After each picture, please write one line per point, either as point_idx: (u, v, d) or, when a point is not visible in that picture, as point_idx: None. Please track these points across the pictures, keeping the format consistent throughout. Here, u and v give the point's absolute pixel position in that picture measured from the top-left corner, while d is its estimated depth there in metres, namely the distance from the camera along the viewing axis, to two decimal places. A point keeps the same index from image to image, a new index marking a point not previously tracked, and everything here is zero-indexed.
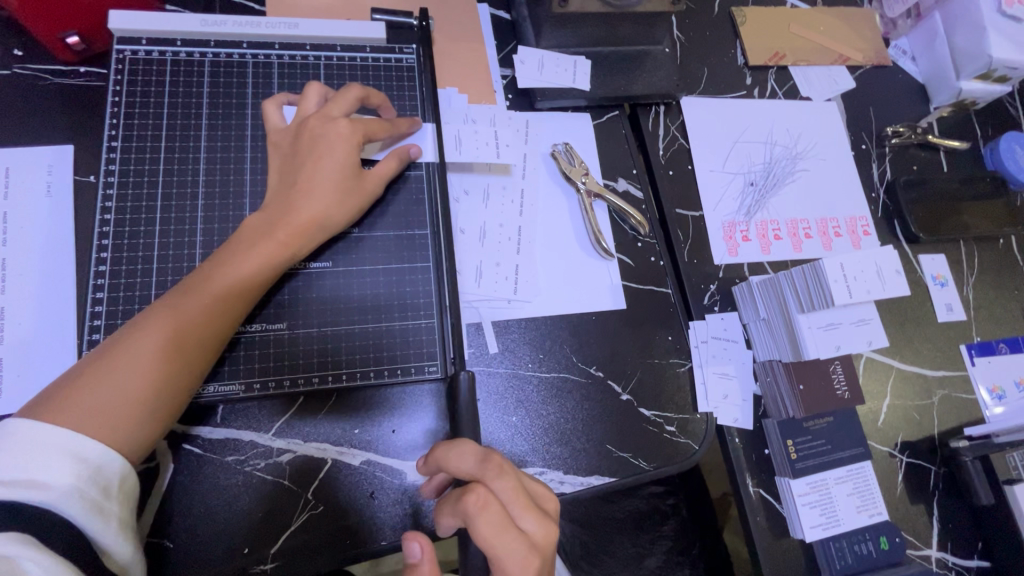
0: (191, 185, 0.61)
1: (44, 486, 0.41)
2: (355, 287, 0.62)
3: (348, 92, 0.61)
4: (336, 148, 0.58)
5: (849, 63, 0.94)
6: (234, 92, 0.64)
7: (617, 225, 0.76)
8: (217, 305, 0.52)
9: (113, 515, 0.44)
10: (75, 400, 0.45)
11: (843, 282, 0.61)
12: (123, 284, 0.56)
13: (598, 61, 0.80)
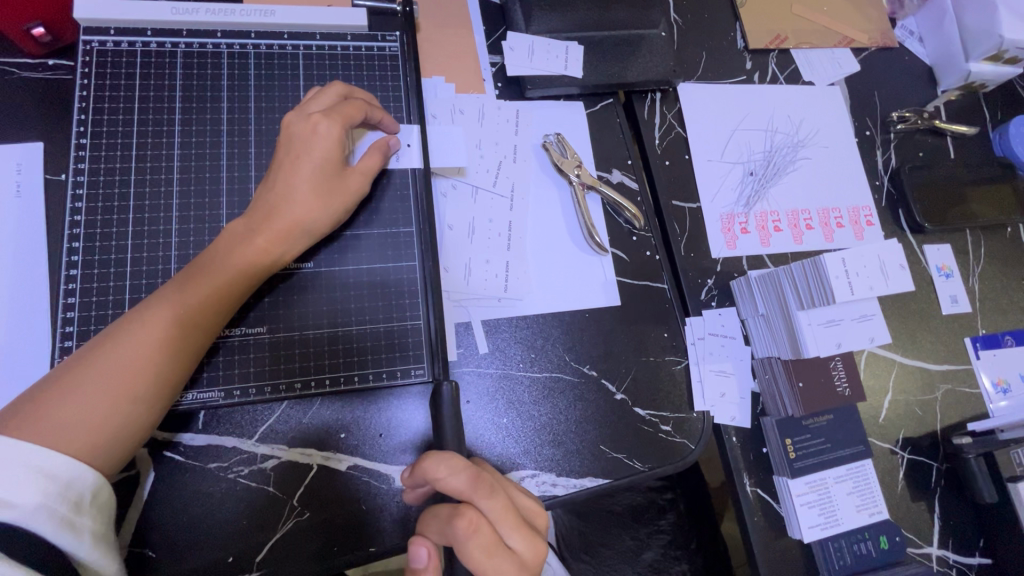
0: (165, 184, 0.58)
1: (8, 505, 0.38)
2: (339, 288, 0.60)
3: (330, 89, 0.59)
4: (313, 146, 0.56)
5: (853, 45, 0.91)
6: (209, 85, 0.61)
7: (611, 218, 0.73)
8: (193, 315, 0.50)
9: (86, 529, 0.42)
10: (41, 418, 0.43)
11: (844, 278, 0.59)
12: (95, 288, 0.54)
13: (591, 47, 0.77)
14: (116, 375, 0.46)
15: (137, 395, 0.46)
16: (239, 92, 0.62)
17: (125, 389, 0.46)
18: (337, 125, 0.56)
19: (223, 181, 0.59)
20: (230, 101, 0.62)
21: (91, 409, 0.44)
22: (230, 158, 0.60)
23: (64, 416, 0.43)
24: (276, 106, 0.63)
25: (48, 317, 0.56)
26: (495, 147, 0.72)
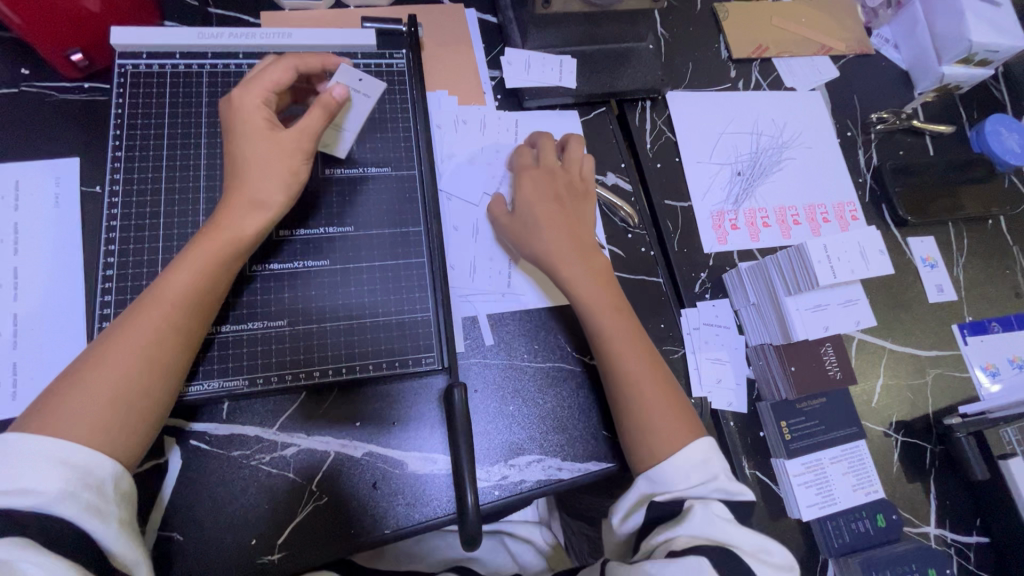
0: (192, 191, 0.63)
1: (36, 493, 0.42)
2: (353, 284, 0.64)
3: (260, 62, 0.62)
4: (248, 112, 0.57)
5: (832, 53, 0.96)
6: (231, 100, 0.67)
7: (606, 217, 0.76)
8: (182, 305, 0.52)
9: (112, 515, 0.45)
10: (53, 413, 0.45)
11: (826, 263, 0.63)
12: (127, 288, 0.59)
13: (583, 60, 0.83)
14: (108, 382, 0.48)
15: (134, 400, 0.48)
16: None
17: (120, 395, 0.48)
18: (283, 67, 0.60)
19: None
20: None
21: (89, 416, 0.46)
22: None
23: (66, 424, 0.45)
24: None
25: (84, 316, 0.61)
26: (497, 153, 0.77)
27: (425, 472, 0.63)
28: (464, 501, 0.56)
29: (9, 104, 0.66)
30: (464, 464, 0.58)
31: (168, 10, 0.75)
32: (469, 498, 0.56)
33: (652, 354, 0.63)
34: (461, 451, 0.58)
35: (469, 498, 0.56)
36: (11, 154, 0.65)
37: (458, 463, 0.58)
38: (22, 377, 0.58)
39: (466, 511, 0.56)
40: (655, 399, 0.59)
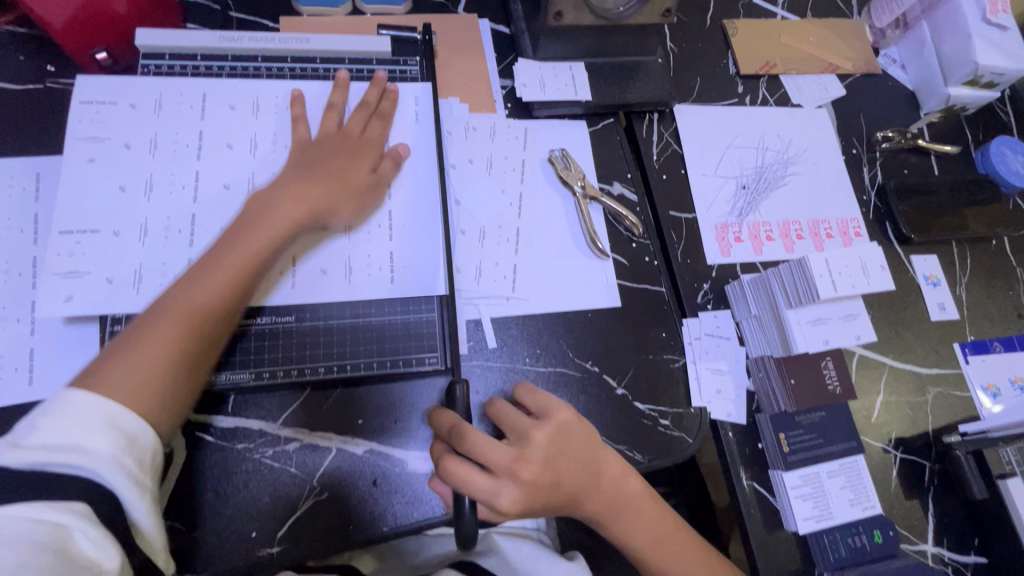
0: (209, 180, 0.64)
1: (87, 454, 0.43)
2: (358, 267, 0.65)
3: (352, 115, 0.68)
4: (340, 173, 0.64)
5: (838, 72, 0.98)
6: (249, 93, 0.69)
7: (612, 226, 0.79)
8: (222, 294, 0.54)
9: (147, 488, 0.46)
10: (116, 368, 0.48)
11: (827, 277, 0.63)
12: (144, 273, 0.60)
13: (593, 70, 0.84)
14: (174, 328, 0.51)
15: (205, 321, 0.53)
16: (275, 100, 0.69)
17: (248, 279, 0.56)
18: (360, 158, 0.66)
19: (258, 177, 0.65)
20: (268, 108, 0.69)
21: (124, 381, 0.48)
22: (266, 155, 0.66)
23: (112, 389, 0.47)
24: (310, 112, 0.70)
25: None
26: (505, 161, 0.78)
27: (425, 471, 0.63)
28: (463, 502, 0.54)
29: (36, 99, 0.69)
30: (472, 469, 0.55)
31: (191, 13, 0.77)
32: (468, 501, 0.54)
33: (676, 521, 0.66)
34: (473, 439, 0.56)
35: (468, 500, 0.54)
36: (33, 148, 0.66)
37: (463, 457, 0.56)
38: (38, 362, 0.60)
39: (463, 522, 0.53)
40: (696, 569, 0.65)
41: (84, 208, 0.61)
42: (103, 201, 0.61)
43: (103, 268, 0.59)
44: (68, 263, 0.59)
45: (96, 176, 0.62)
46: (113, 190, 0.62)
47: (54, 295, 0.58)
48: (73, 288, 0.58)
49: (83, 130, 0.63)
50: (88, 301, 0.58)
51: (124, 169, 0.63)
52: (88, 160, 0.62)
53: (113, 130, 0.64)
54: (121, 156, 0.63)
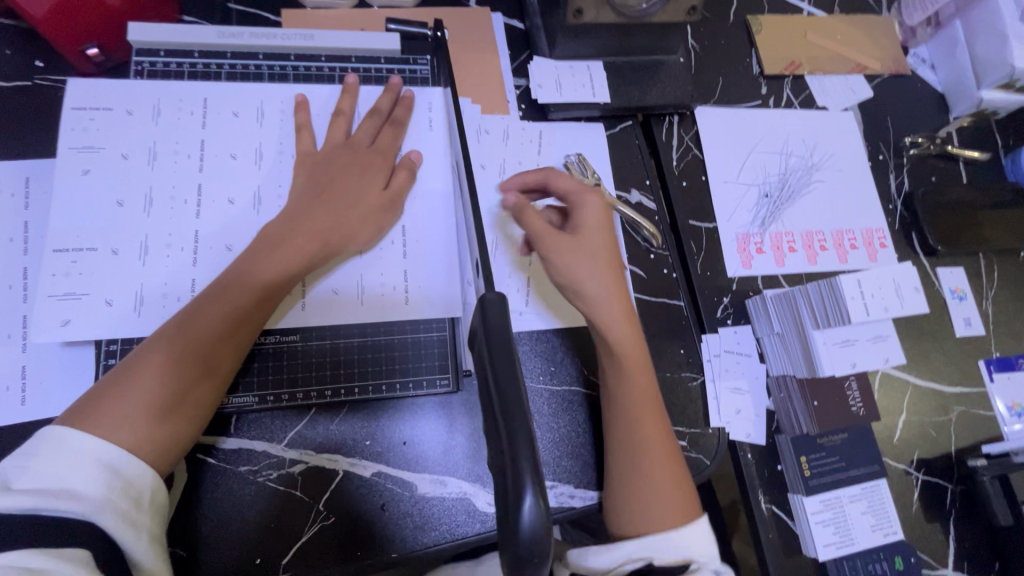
0: (212, 194, 0.61)
1: (79, 497, 0.42)
2: (370, 289, 0.62)
3: (371, 121, 0.65)
4: (359, 188, 0.61)
5: (867, 72, 0.93)
6: (253, 98, 0.65)
7: (629, 236, 0.75)
8: (243, 305, 0.54)
9: (144, 528, 0.45)
10: (133, 381, 0.48)
11: (859, 299, 0.62)
12: (144, 295, 0.57)
13: (612, 70, 0.80)
14: (195, 336, 0.51)
15: (232, 325, 0.53)
16: (280, 106, 0.65)
17: (263, 308, 0.55)
18: (382, 169, 0.63)
19: (263, 191, 0.62)
20: (273, 115, 0.65)
21: (126, 419, 0.47)
22: (273, 169, 0.63)
23: (129, 400, 0.47)
24: (316, 119, 0.66)
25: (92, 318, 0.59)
26: (519, 166, 0.74)
27: (434, 496, 0.61)
28: (517, 505, 0.27)
29: (24, 98, 0.64)
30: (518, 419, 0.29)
31: (188, 4, 0.72)
32: (529, 500, 0.27)
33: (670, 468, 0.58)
34: (521, 419, 0.29)
35: (530, 503, 0.27)
36: (21, 150, 0.62)
37: (487, 384, 0.31)
38: (32, 381, 0.57)
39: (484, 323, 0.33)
40: (661, 471, 0.57)
41: (80, 224, 0.57)
42: (99, 216, 0.58)
43: (102, 289, 0.56)
44: (65, 284, 0.56)
45: (92, 190, 0.58)
46: (111, 206, 0.58)
47: (50, 319, 0.55)
48: (71, 312, 0.55)
49: (77, 140, 0.59)
50: (86, 326, 0.55)
51: (121, 183, 0.59)
52: (83, 172, 0.59)
53: (110, 139, 0.60)
54: (118, 168, 0.59)
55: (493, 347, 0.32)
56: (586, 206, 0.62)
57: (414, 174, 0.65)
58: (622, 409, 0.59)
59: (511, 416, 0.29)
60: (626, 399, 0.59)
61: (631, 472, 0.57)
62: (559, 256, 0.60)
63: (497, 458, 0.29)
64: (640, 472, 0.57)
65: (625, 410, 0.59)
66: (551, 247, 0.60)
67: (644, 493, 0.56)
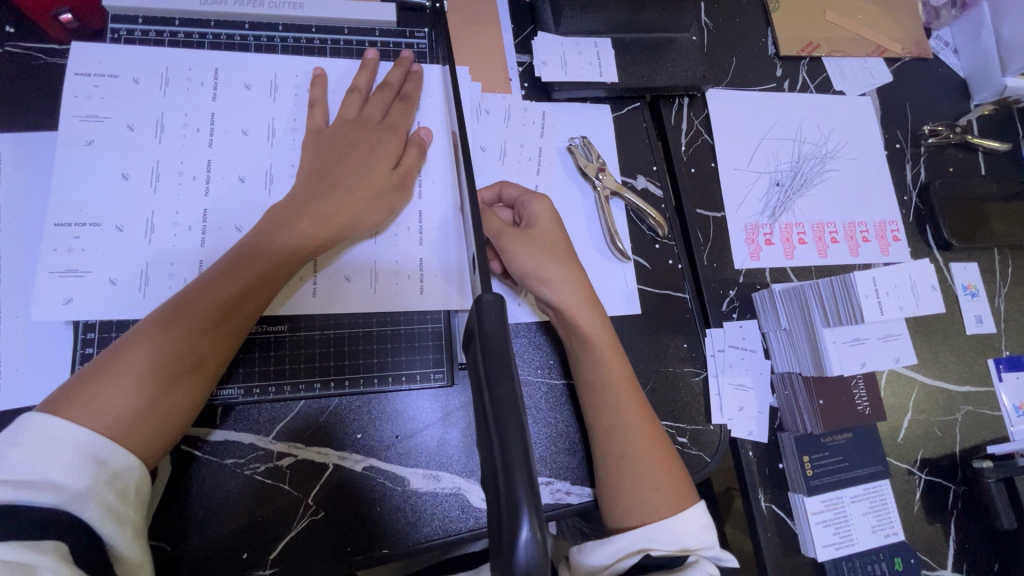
0: (222, 170, 0.57)
1: (60, 487, 0.38)
2: (386, 277, 0.60)
3: (384, 95, 0.62)
4: (369, 164, 0.58)
5: (887, 55, 0.89)
6: (267, 70, 0.61)
7: (633, 224, 0.71)
8: (247, 283, 0.50)
9: (129, 522, 0.41)
10: (122, 357, 0.44)
11: (874, 298, 0.61)
12: (151, 275, 0.54)
13: (620, 48, 0.76)
14: (193, 311, 0.47)
15: (232, 304, 0.49)
16: (295, 79, 0.62)
17: (267, 287, 0.51)
18: (395, 147, 0.60)
19: (276, 169, 0.59)
20: (287, 89, 0.61)
21: (115, 398, 0.42)
22: (286, 148, 0.60)
23: (116, 377, 0.43)
24: (332, 94, 0.63)
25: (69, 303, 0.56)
26: (520, 149, 0.71)
27: (427, 491, 0.59)
28: (510, 537, 0.24)
29: None
30: (512, 436, 0.26)
31: None
32: (525, 529, 0.24)
33: (662, 457, 0.56)
34: (515, 426, 0.27)
35: (525, 536, 0.24)
36: None
37: (481, 398, 0.29)
38: None
39: (478, 324, 0.31)
40: (648, 454, 0.55)
41: (82, 198, 0.54)
42: (67, 194, 0.54)
43: (106, 267, 0.53)
44: (67, 261, 0.52)
45: (91, 162, 0.55)
46: (94, 181, 0.54)
47: (51, 297, 0.51)
48: (73, 290, 0.52)
49: (81, 108, 0.55)
50: (91, 307, 0.52)
51: (127, 156, 0.55)
52: (86, 142, 0.55)
53: (116, 108, 0.56)
54: (123, 139, 0.56)
55: (489, 359, 0.29)
56: (533, 203, 0.60)
57: (423, 154, 0.62)
58: (601, 392, 0.57)
59: (505, 431, 0.27)
60: (604, 381, 0.57)
61: (618, 457, 0.55)
62: (520, 253, 0.58)
63: (490, 479, 0.27)
64: (627, 457, 0.55)
65: (603, 392, 0.57)
66: (509, 244, 0.58)
67: (633, 479, 0.54)
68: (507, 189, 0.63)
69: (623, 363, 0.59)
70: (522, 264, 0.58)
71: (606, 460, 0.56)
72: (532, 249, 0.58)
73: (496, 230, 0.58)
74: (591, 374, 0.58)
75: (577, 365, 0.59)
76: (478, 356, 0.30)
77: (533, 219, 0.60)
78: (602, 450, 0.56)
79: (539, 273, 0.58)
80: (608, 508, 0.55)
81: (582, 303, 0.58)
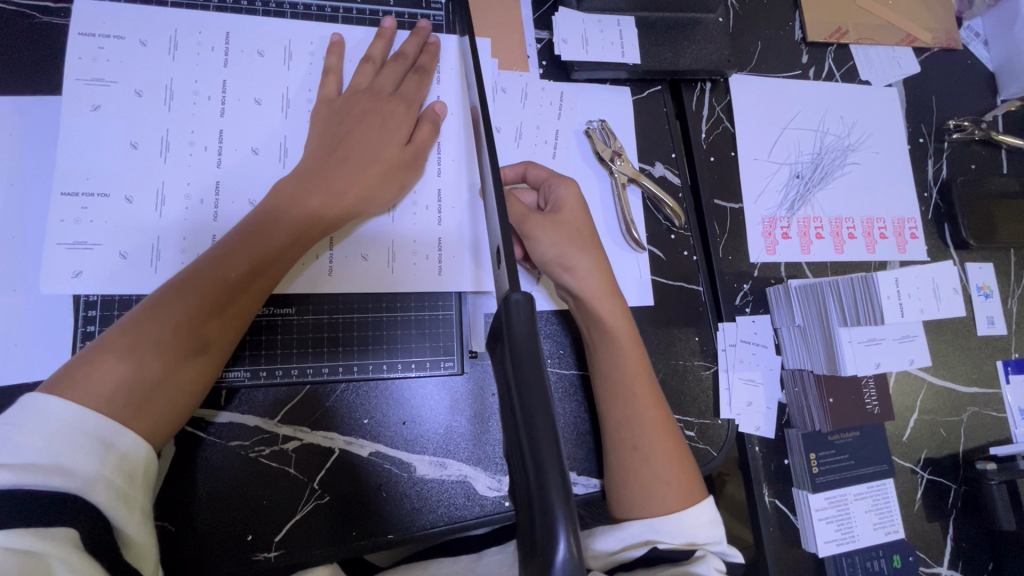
0: (234, 142, 0.55)
1: (66, 472, 0.36)
2: (402, 257, 0.59)
3: (397, 65, 0.59)
4: (380, 140, 0.55)
5: (916, 44, 0.85)
6: (280, 37, 0.58)
7: (650, 214, 0.69)
8: (255, 263, 0.48)
9: (137, 505, 0.39)
10: (128, 338, 0.42)
11: (895, 299, 0.60)
12: (162, 249, 0.52)
13: (644, 28, 0.73)
14: (200, 291, 0.45)
15: (240, 284, 0.47)
16: (310, 46, 0.59)
17: (273, 268, 0.50)
18: (407, 122, 0.58)
19: (290, 142, 0.56)
20: (301, 57, 0.58)
21: (121, 380, 0.40)
22: (301, 120, 0.57)
23: (124, 359, 0.41)
24: (347, 64, 0.60)
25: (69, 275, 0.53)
26: (536, 131, 0.68)
27: (433, 478, 0.59)
28: (547, 551, 0.23)
29: None
30: (546, 447, 0.25)
31: None
32: (561, 546, 0.23)
33: (674, 452, 0.55)
34: (550, 436, 0.25)
35: (562, 553, 0.23)
36: None
37: (511, 404, 0.27)
38: None
39: (506, 325, 0.29)
40: (661, 448, 0.55)
41: (89, 169, 0.51)
42: (67, 164, 0.51)
43: (116, 240, 0.51)
44: (76, 232, 0.50)
45: (91, 132, 0.52)
46: (94, 153, 0.52)
47: (60, 273, 0.50)
48: (82, 263, 0.50)
49: (85, 71, 0.53)
50: (102, 280, 0.50)
51: (134, 122, 0.53)
52: (92, 108, 0.52)
53: (122, 73, 0.53)
54: (130, 105, 0.53)
55: (518, 365, 0.28)
56: (561, 188, 0.58)
57: (437, 129, 0.60)
58: (616, 385, 0.56)
59: (536, 443, 0.25)
60: (619, 374, 0.56)
61: (631, 451, 0.55)
62: (543, 239, 0.56)
63: (521, 488, 0.26)
64: (640, 451, 0.55)
65: (617, 384, 0.56)
66: (534, 228, 0.56)
67: (644, 473, 0.54)
68: (533, 170, 0.61)
69: (638, 356, 0.57)
70: (545, 252, 0.56)
71: (617, 453, 0.56)
72: (555, 236, 0.56)
73: (520, 214, 0.56)
74: (607, 366, 0.57)
75: (594, 356, 0.58)
76: (507, 361, 0.29)
77: (558, 204, 0.58)
78: (614, 442, 0.56)
79: (562, 262, 0.56)
80: (619, 502, 0.55)
81: (600, 291, 0.57)
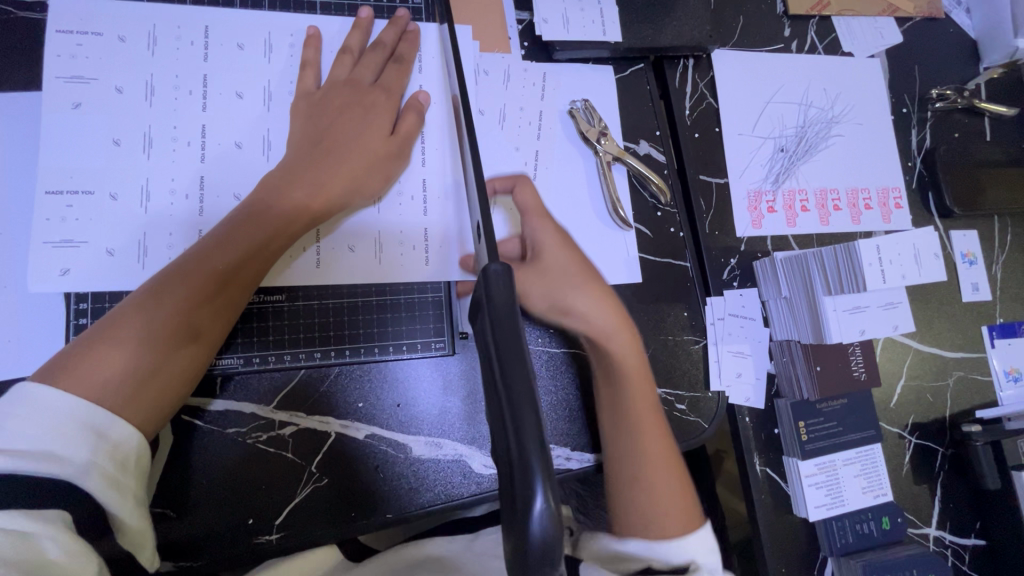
0: (217, 135, 0.55)
1: (60, 460, 0.36)
2: (389, 247, 0.59)
3: (376, 54, 0.59)
4: (362, 131, 0.56)
5: (898, 14, 0.86)
6: (258, 28, 0.58)
7: (636, 191, 0.70)
8: (244, 252, 0.49)
9: (130, 491, 0.40)
10: (118, 327, 0.43)
11: (876, 266, 0.62)
12: (149, 245, 0.52)
13: (626, 4, 0.72)
14: (191, 280, 0.46)
15: (230, 273, 0.48)
16: (290, 38, 0.59)
17: (262, 257, 0.50)
18: (389, 113, 0.58)
19: (273, 135, 0.56)
20: (282, 49, 0.58)
21: (112, 368, 0.41)
22: (282, 112, 0.57)
23: (116, 346, 0.42)
24: (327, 55, 0.60)
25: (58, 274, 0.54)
26: (520, 112, 0.68)
27: (429, 458, 0.60)
28: (525, 508, 0.24)
29: None
30: (525, 409, 0.26)
31: None
32: (539, 500, 0.24)
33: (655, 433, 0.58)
34: (528, 397, 0.26)
35: (540, 506, 0.24)
36: None
37: (490, 370, 0.28)
38: None
39: (485, 295, 0.30)
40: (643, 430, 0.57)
41: (76, 159, 0.52)
42: (53, 151, 0.51)
43: (102, 237, 0.51)
44: (61, 231, 0.51)
45: (71, 130, 0.52)
46: (77, 141, 0.52)
47: (48, 268, 0.50)
48: (69, 260, 0.50)
49: (64, 68, 0.52)
50: (90, 277, 0.51)
51: (115, 118, 0.53)
52: (73, 106, 0.52)
53: (101, 69, 0.53)
54: (111, 102, 0.53)
55: (498, 336, 0.28)
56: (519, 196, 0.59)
57: (421, 119, 0.60)
58: None
59: (515, 405, 0.26)
60: None
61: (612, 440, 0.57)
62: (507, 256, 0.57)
63: (502, 450, 0.27)
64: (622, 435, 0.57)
65: None
66: None
67: None
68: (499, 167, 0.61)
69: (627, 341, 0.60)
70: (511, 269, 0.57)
71: None
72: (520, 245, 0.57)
73: None
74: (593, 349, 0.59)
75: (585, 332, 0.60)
76: (487, 328, 0.29)
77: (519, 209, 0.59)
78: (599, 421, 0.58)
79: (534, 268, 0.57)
80: None
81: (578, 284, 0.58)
